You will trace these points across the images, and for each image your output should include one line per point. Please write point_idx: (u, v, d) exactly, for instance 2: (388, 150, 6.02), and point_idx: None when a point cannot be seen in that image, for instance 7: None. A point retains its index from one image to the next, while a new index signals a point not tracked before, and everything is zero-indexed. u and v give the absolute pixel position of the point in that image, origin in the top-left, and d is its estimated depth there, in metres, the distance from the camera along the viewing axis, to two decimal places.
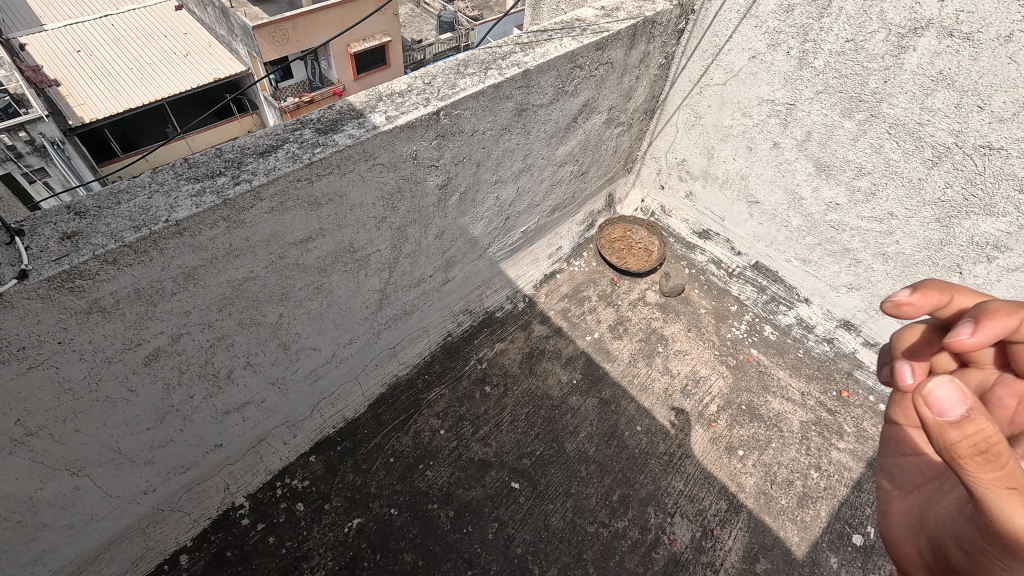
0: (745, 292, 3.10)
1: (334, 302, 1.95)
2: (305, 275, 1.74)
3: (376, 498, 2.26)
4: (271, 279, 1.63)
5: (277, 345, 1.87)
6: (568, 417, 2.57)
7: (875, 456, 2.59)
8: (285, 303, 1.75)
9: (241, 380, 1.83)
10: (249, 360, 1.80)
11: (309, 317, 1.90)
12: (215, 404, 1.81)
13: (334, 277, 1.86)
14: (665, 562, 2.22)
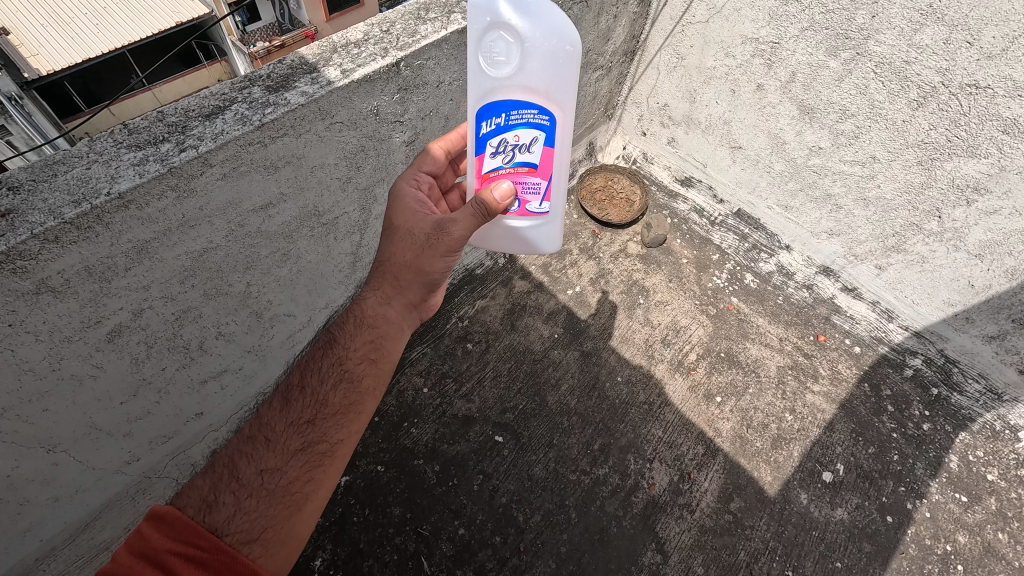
0: (727, 241, 3.07)
1: (305, 267, 1.90)
2: (270, 243, 1.68)
3: (362, 456, 2.31)
4: (234, 248, 1.57)
5: (248, 313, 1.83)
6: (550, 370, 2.60)
7: (848, 398, 2.67)
8: (252, 272, 1.70)
9: (215, 349, 1.81)
10: (221, 330, 1.76)
11: (280, 284, 1.86)
12: (191, 375, 1.80)
13: (301, 242, 1.80)
14: (644, 505, 2.32)
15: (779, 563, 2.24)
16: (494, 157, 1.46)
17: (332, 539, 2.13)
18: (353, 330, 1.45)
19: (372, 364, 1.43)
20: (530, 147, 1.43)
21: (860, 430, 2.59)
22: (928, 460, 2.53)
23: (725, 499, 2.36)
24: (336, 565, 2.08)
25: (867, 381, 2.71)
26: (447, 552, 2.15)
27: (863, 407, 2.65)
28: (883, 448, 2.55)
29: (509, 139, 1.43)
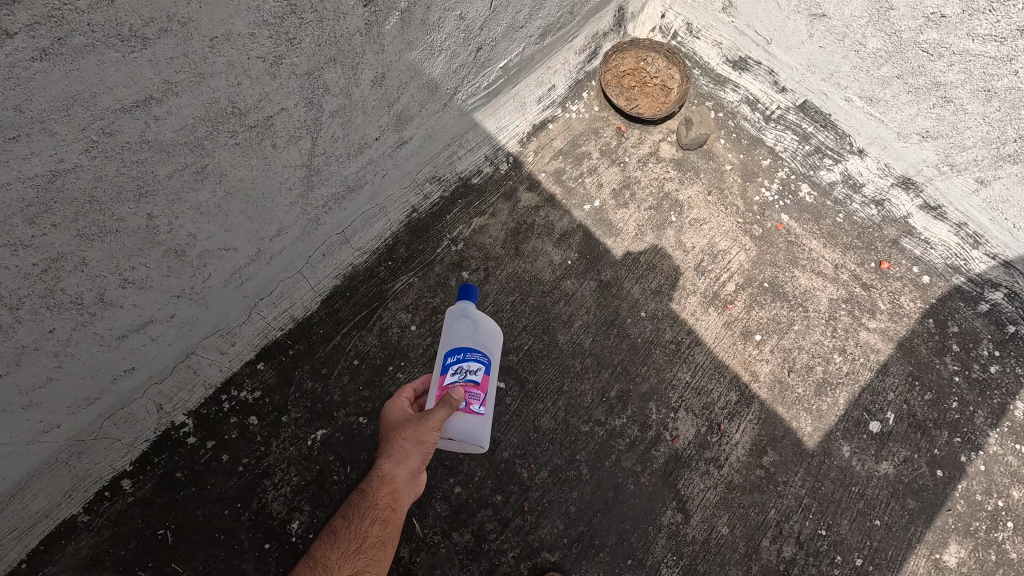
0: (783, 143, 2.46)
1: (235, 189, 1.46)
2: (168, 158, 1.28)
3: (341, 407, 1.96)
4: (108, 168, 1.19)
5: (161, 250, 1.41)
6: (561, 304, 2.18)
7: (907, 337, 2.28)
8: (149, 200, 1.30)
9: (124, 299, 1.41)
10: (124, 275, 1.37)
11: (201, 211, 1.43)
12: (95, 333, 1.42)
13: (221, 154, 1.38)
14: (666, 459, 2.04)
15: (811, 522, 2.02)
16: (451, 375, 1.54)
17: (311, 499, 1.86)
18: (374, 479, 1.49)
19: (391, 512, 1.48)
20: (474, 374, 1.52)
21: (917, 374, 2.24)
22: (991, 408, 2.21)
23: (757, 453, 2.08)
24: (317, 528, 1.84)
25: (932, 317, 2.30)
26: (442, 512, 1.91)
27: (924, 348, 2.27)
28: (941, 395, 2.22)
29: (463, 366, 1.53)
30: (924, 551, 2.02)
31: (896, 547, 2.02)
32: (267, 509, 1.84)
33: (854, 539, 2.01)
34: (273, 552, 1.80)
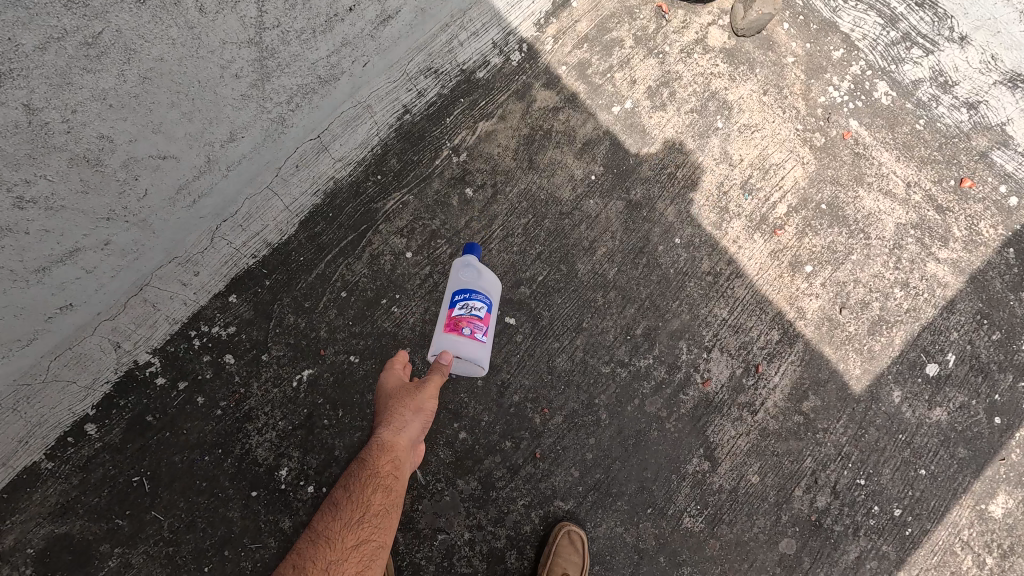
0: (862, 28, 1.98)
1: (140, 74, 1.21)
2: (27, 30, 1.04)
3: (329, 344, 1.72)
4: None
5: (58, 158, 1.20)
6: (582, 228, 1.86)
7: (981, 269, 1.97)
8: (19, 90, 1.09)
9: (25, 220, 1.24)
10: (14, 189, 1.19)
11: (109, 106, 1.21)
12: (2, 263, 1.26)
13: (110, 23, 1.12)
14: (695, 404, 1.82)
15: (850, 471, 1.83)
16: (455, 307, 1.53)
17: (299, 445, 1.68)
18: (372, 450, 1.46)
19: (394, 479, 1.46)
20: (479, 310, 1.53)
21: (987, 311, 1.95)
22: None
23: (797, 397, 1.85)
24: (308, 475, 1.67)
25: (1013, 246, 1.98)
26: (446, 459, 1.72)
27: (999, 282, 1.96)
28: (1011, 334, 1.95)
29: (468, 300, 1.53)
30: (970, 501, 1.85)
31: (940, 497, 1.85)
32: (251, 456, 1.66)
33: (896, 489, 1.84)
34: (260, 500, 1.64)
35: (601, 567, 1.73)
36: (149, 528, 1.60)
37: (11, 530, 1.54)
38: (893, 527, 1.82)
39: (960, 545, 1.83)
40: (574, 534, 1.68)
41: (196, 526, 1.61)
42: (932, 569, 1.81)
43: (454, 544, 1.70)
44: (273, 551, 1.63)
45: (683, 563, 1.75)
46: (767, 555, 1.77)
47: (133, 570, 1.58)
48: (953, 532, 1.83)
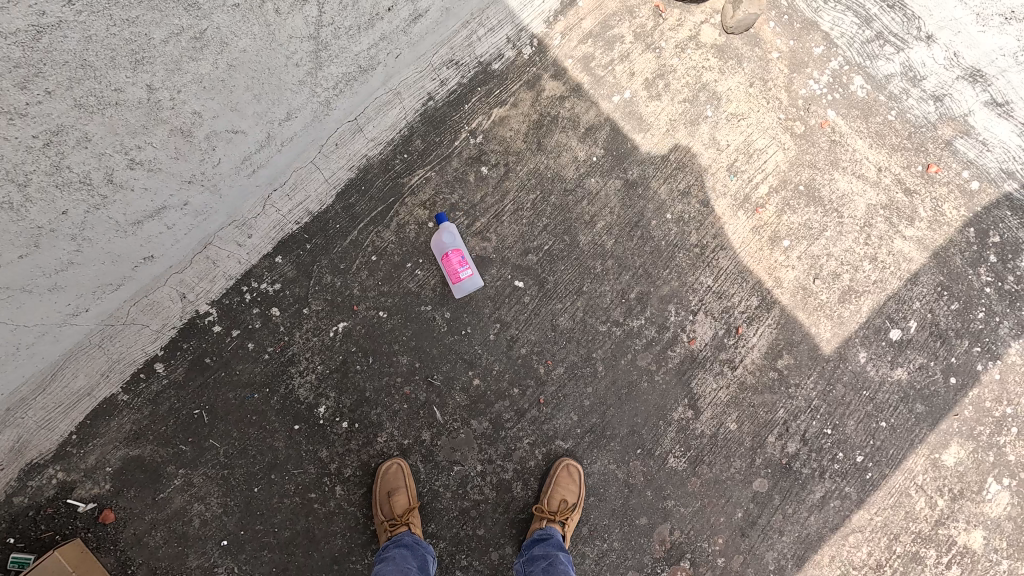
0: (841, 27, 2.19)
1: (233, 59, 1.42)
2: (160, 19, 1.26)
3: (361, 301, 1.98)
4: (95, 27, 1.19)
5: (165, 130, 1.43)
6: (584, 204, 2.09)
7: (943, 246, 2.19)
8: (146, 69, 1.31)
9: (133, 181, 1.47)
10: (131, 155, 1.42)
11: (201, 87, 1.41)
12: (110, 216, 1.48)
13: (217, 17, 1.33)
14: (681, 360, 2.06)
15: (818, 422, 2.07)
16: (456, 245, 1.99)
17: (335, 386, 1.94)
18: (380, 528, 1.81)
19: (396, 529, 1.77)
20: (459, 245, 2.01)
21: (947, 283, 2.17)
22: (1016, 319, 2.18)
23: (773, 355, 2.09)
24: (342, 413, 1.93)
25: (974, 226, 2.19)
26: (461, 402, 1.98)
27: (959, 258, 2.18)
28: (968, 305, 2.17)
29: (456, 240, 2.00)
30: (924, 451, 2.09)
31: (898, 446, 2.09)
32: (294, 395, 1.92)
33: (858, 438, 2.08)
34: (302, 432, 1.91)
35: (595, 498, 1.98)
36: (208, 453, 1.87)
37: (93, 452, 1.81)
38: (855, 471, 2.06)
39: (914, 488, 2.07)
40: (572, 467, 1.94)
41: (247, 452, 1.88)
42: (888, 509, 2.06)
43: (468, 475, 1.95)
44: (313, 476, 1.90)
45: (668, 497, 2.00)
46: (742, 492, 2.02)
47: (194, 488, 1.86)
48: (908, 477, 2.08)
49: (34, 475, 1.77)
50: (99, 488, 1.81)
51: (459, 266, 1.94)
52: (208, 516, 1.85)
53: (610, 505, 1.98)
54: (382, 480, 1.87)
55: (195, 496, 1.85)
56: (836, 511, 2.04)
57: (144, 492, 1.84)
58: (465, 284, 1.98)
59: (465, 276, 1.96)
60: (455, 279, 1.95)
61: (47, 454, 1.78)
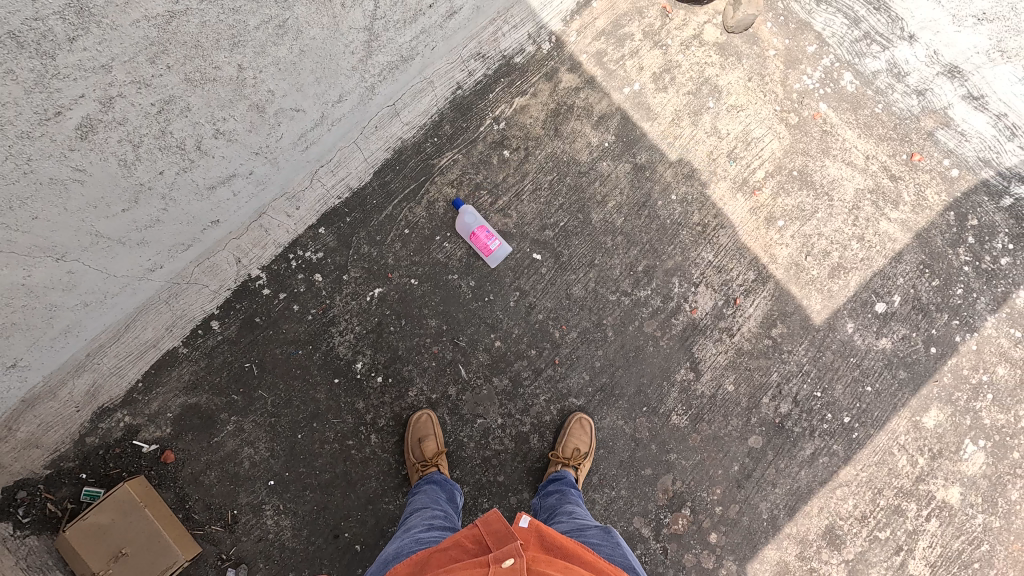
0: (832, 27, 2.40)
1: (307, 46, 1.64)
2: (258, 7, 1.46)
3: (395, 269, 2.18)
4: (210, 14, 1.39)
5: (247, 106, 1.65)
6: (597, 185, 2.30)
7: (925, 228, 2.37)
8: (241, 50, 1.51)
9: (216, 150, 1.67)
10: (217, 126, 1.62)
11: (279, 68, 1.63)
12: (193, 180, 1.70)
13: (300, 9, 1.55)
14: (684, 327, 2.26)
15: (809, 385, 2.28)
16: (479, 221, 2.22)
17: (371, 345, 2.15)
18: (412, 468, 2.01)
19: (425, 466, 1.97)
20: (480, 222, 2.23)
21: (929, 262, 2.36)
22: (993, 295, 2.36)
23: (767, 324, 2.29)
24: (377, 368, 2.14)
25: (954, 210, 2.37)
26: (484, 361, 2.18)
27: (940, 239, 2.37)
28: (948, 282, 2.36)
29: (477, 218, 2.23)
30: (906, 413, 2.29)
31: (882, 409, 2.29)
32: (334, 352, 2.13)
33: (845, 401, 2.28)
34: (341, 385, 2.12)
35: (605, 450, 2.19)
36: (257, 403, 2.08)
37: (156, 399, 2.03)
38: (842, 431, 2.26)
39: (896, 447, 2.27)
40: (584, 421, 2.14)
41: (292, 403, 2.09)
42: (873, 465, 2.26)
43: (489, 427, 2.16)
44: (350, 424, 2.11)
45: (671, 451, 2.21)
46: (738, 447, 2.23)
47: (245, 433, 2.07)
48: (891, 437, 2.28)
49: (105, 418, 1.98)
50: (161, 431, 2.03)
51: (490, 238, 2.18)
52: (257, 458, 2.07)
53: (618, 457, 2.19)
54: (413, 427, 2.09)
55: (246, 440, 2.07)
56: (825, 467, 2.25)
57: (200, 436, 2.05)
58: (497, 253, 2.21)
59: (496, 246, 2.19)
60: (488, 249, 2.18)
61: (116, 398, 1.99)
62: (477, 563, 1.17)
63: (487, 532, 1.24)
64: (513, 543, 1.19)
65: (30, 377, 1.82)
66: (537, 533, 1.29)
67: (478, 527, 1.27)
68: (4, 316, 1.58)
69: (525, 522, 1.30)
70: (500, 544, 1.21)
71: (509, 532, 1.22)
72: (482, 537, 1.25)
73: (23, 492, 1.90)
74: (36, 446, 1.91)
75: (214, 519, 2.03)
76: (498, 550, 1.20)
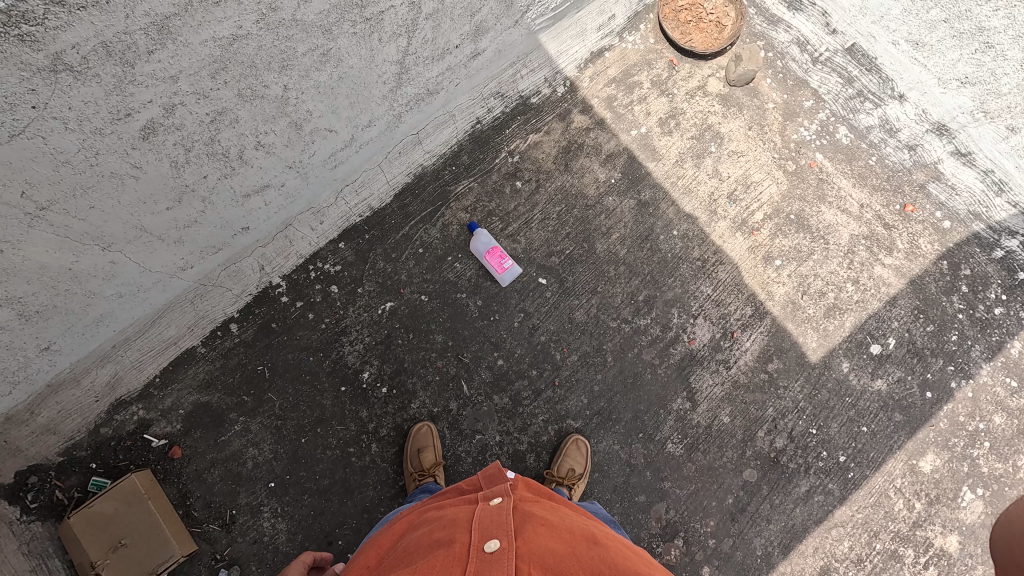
0: (828, 85, 2.57)
1: (346, 74, 1.84)
2: (308, 37, 1.64)
3: (407, 285, 2.29)
4: (267, 40, 1.56)
5: (286, 122, 1.83)
6: (602, 218, 2.43)
7: (920, 274, 2.45)
8: (288, 73, 1.69)
9: (255, 160, 1.86)
10: (259, 139, 1.81)
11: (318, 91, 1.82)
12: (232, 186, 1.88)
13: (342, 41, 1.73)
14: (682, 357, 2.33)
15: (804, 422, 2.32)
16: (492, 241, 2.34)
17: (378, 356, 2.24)
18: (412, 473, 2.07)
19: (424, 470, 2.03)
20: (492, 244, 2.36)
21: (923, 307, 2.42)
22: (988, 344, 2.40)
23: (763, 359, 2.36)
24: (382, 379, 2.22)
25: (947, 259, 2.45)
26: (486, 379, 2.26)
27: (934, 286, 2.43)
28: (943, 328, 2.40)
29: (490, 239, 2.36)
30: (903, 456, 2.30)
31: (878, 450, 2.31)
32: (343, 360, 2.22)
33: (841, 440, 2.31)
34: (347, 393, 2.20)
35: (599, 473, 2.23)
36: (265, 405, 2.16)
37: (170, 395, 2.11)
38: (838, 470, 2.28)
39: (892, 490, 2.27)
40: (581, 443, 2.19)
41: (298, 407, 2.17)
42: (869, 507, 2.26)
43: (487, 443, 2.22)
44: (353, 432, 2.18)
45: (665, 479, 2.25)
46: (733, 479, 2.26)
47: (251, 434, 2.14)
48: (887, 479, 2.28)
49: (121, 410, 2.07)
50: (171, 427, 2.10)
51: (505, 257, 2.31)
52: (260, 460, 2.13)
53: (613, 481, 2.23)
54: (413, 435, 2.15)
55: (251, 441, 2.13)
56: (820, 505, 2.26)
57: (208, 435, 2.12)
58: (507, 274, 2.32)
59: (509, 266, 2.31)
60: (503, 267, 2.29)
61: (134, 392, 2.09)
62: (470, 500, 1.35)
63: (481, 476, 1.44)
64: (503, 482, 1.38)
65: (58, 363, 1.93)
66: (526, 482, 1.48)
67: (477, 475, 1.47)
68: (48, 298, 1.71)
69: (515, 474, 1.50)
70: (491, 483, 1.40)
71: (501, 474, 1.42)
72: (477, 482, 1.45)
73: (34, 477, 1.97)
74: (53, 433, 1.99)
75: (213, 517, 2.07)
76: (490, 487, 1.39)
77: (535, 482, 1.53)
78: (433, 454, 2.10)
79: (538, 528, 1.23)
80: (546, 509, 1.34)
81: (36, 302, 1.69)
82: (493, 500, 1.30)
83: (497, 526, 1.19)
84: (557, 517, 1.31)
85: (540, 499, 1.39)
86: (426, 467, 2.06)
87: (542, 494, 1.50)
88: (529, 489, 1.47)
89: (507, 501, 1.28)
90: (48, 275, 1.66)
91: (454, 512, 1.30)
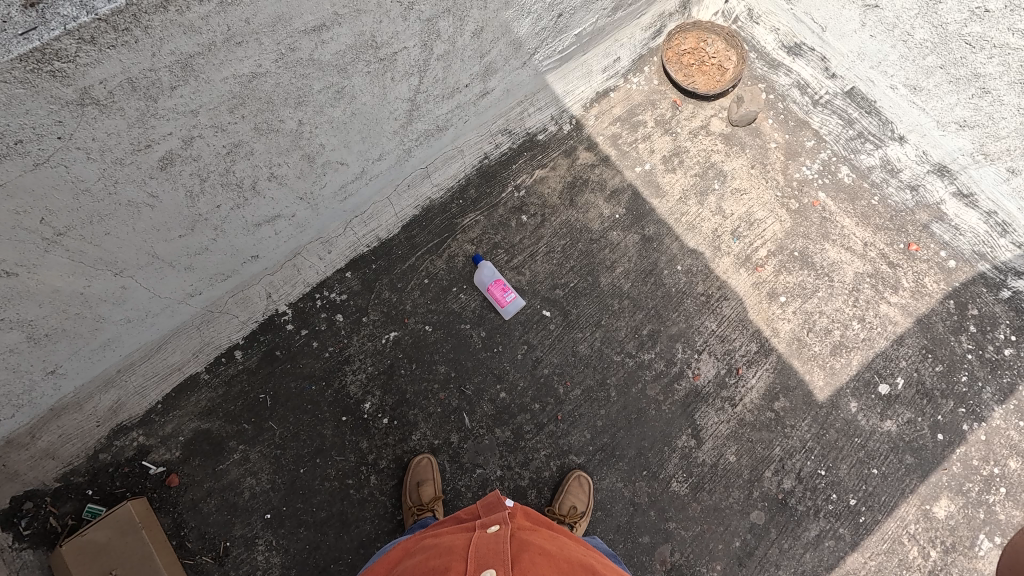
0: (828, 126, 2.64)
1: (359, 110, 1.91)
2: (325, 74, 1.71)
3: (411, 315, 2.31)
4: (284, 77, 1.63)
5: (300, 155, 1.89)
6: (606, 252, 2.45)
7: (927, 314, 2.43)
8: (304, 108, 1.76)
9: (268, 191, 1.92)
10: (273, 171, 1.86)
11: (332, 127, 1.89)
12: (243, 215, 1.92)
13: (357, 79, 1.81)
14: (686, 393, 2.31)
15: (813, 461, 2.27)
16: (492, 272, 2.34)
17: (380, 386, 2.23)
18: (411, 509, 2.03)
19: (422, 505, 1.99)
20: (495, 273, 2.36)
21: (931, 347, 2.39)
22: (999, 386, 2.35)
23: (769, 398, 2.32)
24: (383, 410, 2.21)
25: (953, 299, 2.44)
26: (488, 412, 2.24)
27: (942, 325, 2.41)
28: (952, 368, 2.37)
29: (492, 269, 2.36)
30: (916, 501, 2.24)
31: (890, 494, 2.24)
32: (345, 390, 2.21)
33: (851, 482, 2.25)
34: (348, 423, 2.18)
35: (602, 512, 2.18)
36: (265, 434, 2.14)
37: (171, 421, 2.11)
38: (848, 514, 2.22)
39: (906, 537, 2.20)
40: (583, 480, 2.15)
41: (298, 436, 2.15)
42: (882, 554, 2.19)
43: (488, 477, 2.19)
44: (352, 463, 2.15)
45: (669, 519, 2.19)
46: (740, 521, 2.20)
47: (250, 463, 2.12)
48: (900, 525, 2.21)
49: (121, 435, 2.06)
50: (170, 454, 2.09)
51: (504, 293, 2.30)
52: (257, 490, 2.10)
53: (616, 520, 2.19)
54: (413, 470, 2.12)
55: (249, 470, 2.11)
56: (831, 551, 2.18)
57: (207, 462, 2.10)
58: (510, 307, 2.33)
59: (510, 300, 2.31)
60: (502, 304, 2.30)
61: (135, 417, 2.08)
62: (467, 527, 1.33)
63: (481, 504, 1.42)
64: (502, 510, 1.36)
65: (63, 387, 1.94)
66: (525, 511, 1.46)
67: (475, 503, 1.45)
68: (57, 321, 1.74)
69: (515, 503, 1.48)
70: (490, 512, 1.38)
71: (499, 502, 1.40)
72: (476, 510, 1.43)
73: (29, 503, 1.96)
74: (52, 457, 1.98)
75: (206, 549, 2.03)
76: (488, 515, 1.37)
77: (535, 511, 1.50)
78: (433, 490, 2.06)
79: (535, 557, 1.21)
80: (545, 537, 1.31)
81: (46, 325, 1.72)
82: (490, 527, 1.29)
83: (493, 556, 1.17)
84: (554, 548, 1.29)
85: (539, 528, 1.37)
86: (425, 504, 2.02)
87: (542, 523, 1.47)
88: (529, 519, 1.44)
89: (504, 529, 1.26)
90: (60, 298, 1.69)
91: (451, 540, 1.29)
